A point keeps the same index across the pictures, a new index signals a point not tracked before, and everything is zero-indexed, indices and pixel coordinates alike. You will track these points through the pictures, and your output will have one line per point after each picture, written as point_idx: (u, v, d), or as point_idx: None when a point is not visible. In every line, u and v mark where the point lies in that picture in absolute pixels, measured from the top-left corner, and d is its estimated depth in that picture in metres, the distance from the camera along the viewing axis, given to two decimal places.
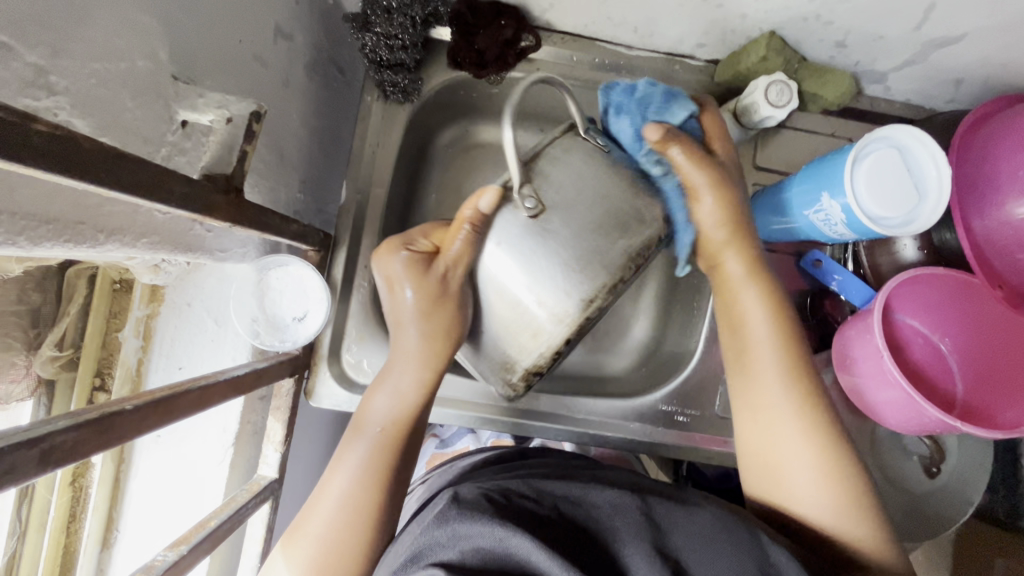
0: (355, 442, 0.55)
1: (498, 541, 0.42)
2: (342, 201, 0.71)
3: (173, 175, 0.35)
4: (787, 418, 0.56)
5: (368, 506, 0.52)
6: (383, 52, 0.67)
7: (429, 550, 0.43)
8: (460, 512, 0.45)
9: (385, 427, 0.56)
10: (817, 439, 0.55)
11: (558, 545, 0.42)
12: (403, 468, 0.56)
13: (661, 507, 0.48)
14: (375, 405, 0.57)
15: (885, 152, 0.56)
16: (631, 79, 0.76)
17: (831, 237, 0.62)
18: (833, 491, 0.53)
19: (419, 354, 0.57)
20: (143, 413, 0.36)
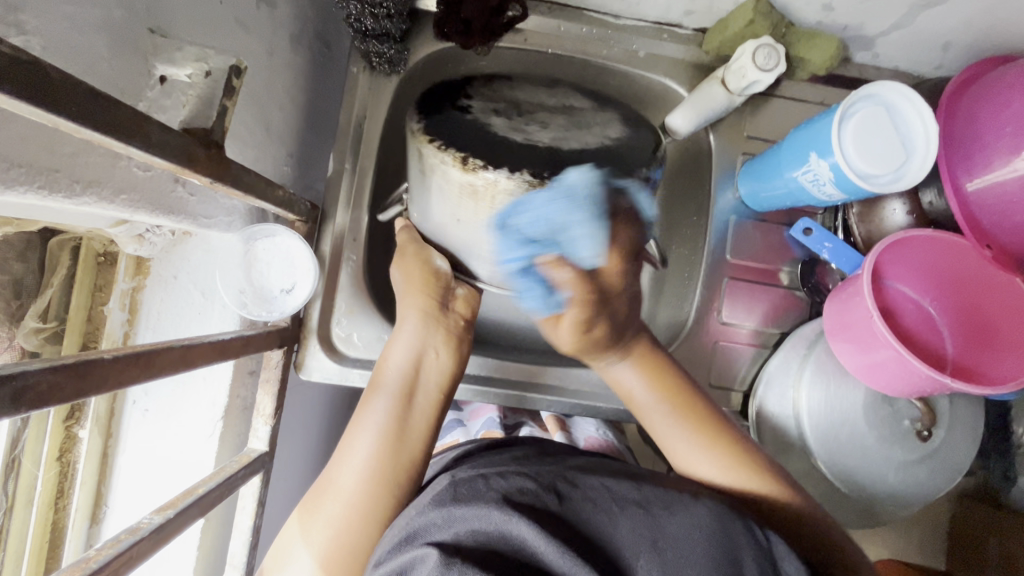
0: (375, 398, 0.58)
1: (493, 524, 0.42)
2: (330, 174, 0.71)
3: (149, 119, 0.34)
4: (661, 412, 0.60)
5: (375, 470, 0.53)
6: (368, 21, 0.66)
7: (426, 531, 0.44)
8: (457, 499, 0.46)
9: (404, 378, 0.59)
10: (686, 402, 0.60)
11: (553, 528, 0.42)
12: (422, 425, 0.57)
13: (657, 493, 0.48)
14: (393, 359, 0.60)
15: (870, 110, 0.56)
16: (619, 49, 0.75)
17: (820, 199, 0.62)
18: (718, 453, 0.56)
19: (415, 308, 0.62)
20: (124, 364, 0.36)
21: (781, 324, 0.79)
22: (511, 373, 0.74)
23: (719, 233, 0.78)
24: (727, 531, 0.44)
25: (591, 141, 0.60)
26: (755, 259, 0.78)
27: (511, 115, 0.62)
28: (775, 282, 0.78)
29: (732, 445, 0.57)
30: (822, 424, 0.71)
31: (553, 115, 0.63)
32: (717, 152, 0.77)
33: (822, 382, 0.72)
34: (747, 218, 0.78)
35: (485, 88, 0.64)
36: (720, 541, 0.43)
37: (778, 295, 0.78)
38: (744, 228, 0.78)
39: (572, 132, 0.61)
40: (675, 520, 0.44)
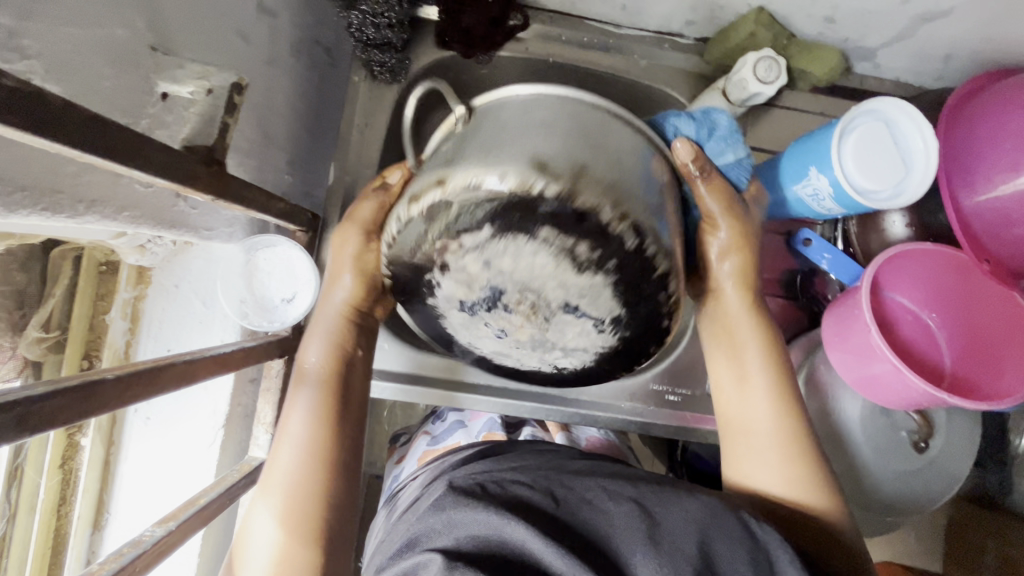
0: (299, 392, 0.53)
1: (492, 528, 0.42)
2: (331, 183, 0.71)
3: (151, 141, 0.34)
4: (767, 405, 0.57)
5: (314, 458, 0.50)
6: (369, 31, 0.66)
7: (425, 536, 0.44)
8: (456, 504, 0.46)
9: (325, 372, 0.54)
10: (784, 411, 0.57)
11: (552, 530, 0.42)
12: (350, 414, 0.54)
13: (651, 488, 0.48)
14: (309, 352, 0.55)
15: (870, 126, 0.56)
16: (620, 59, 0.75)
17: (819, 213, 0.62)
18: (789, 457, 0.55)
19: (332, 313, 0.56)
20: (125, 383, 0.36)
21: (781, 334, 0.79)
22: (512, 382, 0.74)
23: None
24: (720, 525, 0.45)
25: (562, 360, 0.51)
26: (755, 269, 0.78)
27: (479, 310, 0.47)
28: (775, 292, 0.78)
29: (808, 451, 0.55)
30: (819, 433, 0.72)
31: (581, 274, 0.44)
32: None
33: (821, 391, 0.73)
34: None
35: (458, 259, 0.43)
36: (718, 536, 0.43)
37: (778, 304, 0.78)
38: None
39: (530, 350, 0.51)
40: (669, 516, 0.44)
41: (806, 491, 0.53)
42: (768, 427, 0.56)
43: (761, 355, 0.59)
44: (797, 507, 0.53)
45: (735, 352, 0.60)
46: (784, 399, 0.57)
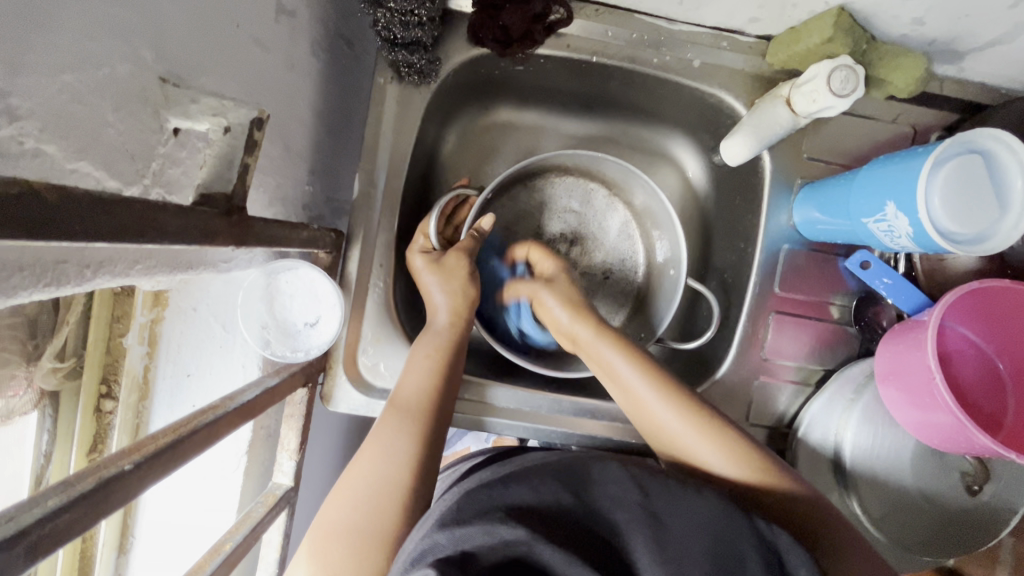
0: (389, 417, 0.59)
1: (499, 536, 0.39)
2: (356, 194, 0.66)
3: (165, 207, 0.30)
4: (651, 395, 0.58)
5: (396, 480, 0.54)
6: (397, 30, 0.60)
7: (430, 550, 0.39)
8: (458, 517, 0.42)
9: (415, 404, 0.60)
10: (672, 395, 0.57)
11: (563, 540, 0.39)
12: (437, 443, 0.59)
13: (654, 482, 0.45)
14: (407, 380, 0.62)
15: (962, 160, 0.50)
16: (671, 58, 0.68)
17: (892, 248, 0.56)
18: (719, 437, 0.54)
19: (432, 342, 0.65)
20: (148, 467, 0.33)
21: (827, 361, 0.73)
22: (541, 405, 0.72)
23: (769, 255, 0.72)
24: (738, 529, 0.42)
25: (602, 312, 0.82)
26: (804, 289, 0.72)
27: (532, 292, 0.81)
28: (825, 316, 0.73)
29: (726, 429, 0.55)
30: (865, 469, 0.67)
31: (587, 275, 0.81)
32: (774, 172, 0.71)
33: (871, 425, 0.68)
34: (800, 245, 0.72)
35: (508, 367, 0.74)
36: (717, 531, 0.41)
37: (826, 329, 0.73)
38: (796, 256, 0.72)
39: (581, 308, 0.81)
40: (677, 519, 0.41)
41: (756, 468, 0.53)
42: (662, 411, 0.57)
43: (633, 364, 0.60)
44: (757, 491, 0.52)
45: (608, 373, 0.62)
46: (673, 392, 0.58)
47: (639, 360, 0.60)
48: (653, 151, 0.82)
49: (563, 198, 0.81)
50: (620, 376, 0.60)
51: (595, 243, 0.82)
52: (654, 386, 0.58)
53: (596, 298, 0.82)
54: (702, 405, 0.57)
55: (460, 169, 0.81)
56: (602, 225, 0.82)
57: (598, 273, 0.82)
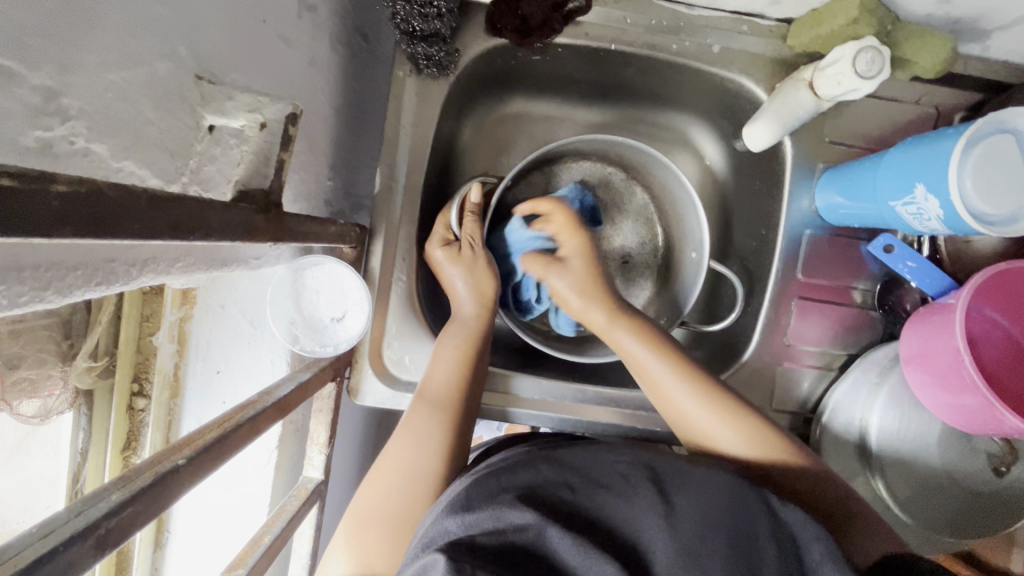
0: (418, 408, 0.59)
1: (505, 521, 0.39)
2: (377, 189, 0.66)
3: (211, 203, 0.30)
4: (661, 367, 0.58)
5: (427, 470, 0.55)
6: (416, 21, 0.60)
7: (439, 535, 0.40)
8: (468, 501, 0.42)
9: (444, 394, 0.60)
10: (682, 369, 0.57)
11: (574, 526, 0.39)
12: (462, 431, 0.60)
13: (662, 465, 0.46)
14: (435, 371, 0.62)
15: (996, 140, 0.49)
16: (690, 44, 0.68)
17: (920, 231, 0.56)
18: (735, 414, 0.55)
19: (461, 333, 0.65)
20: (199, 461, 0.34)
21: (852, 345, 0.73)
22: (565, 395, 0.72)
23: (792, 241, 0.72)
24: (742, 503, 0.42)
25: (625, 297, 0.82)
26: (827, 275, 0.72)
27: None
28: (848, 301, 0.72)
29: (745, 409, 0.55)
30: (891, 454, 0.67)
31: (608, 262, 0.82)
32: (795, 157, 0.70)
33: (896, 410, 0.67)
34: (822, 231, 0.72)
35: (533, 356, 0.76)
36: (732, 514, 0.40)
37: (849, 313, 0.72)
38: (819, 242, 0.72)
39: None
40: (687, 498, 0.41)
41: (767, 444, 0.53)
42: (677, 384, 0.57)
43: (659, 354, 0.58)
44: (776, 468, 0.52)
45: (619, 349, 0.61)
46: (687, 367, 0.57)
47: (648, 337, 0.60)
48: (671, 139, 0.82)
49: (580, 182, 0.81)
50: (637, 360, 0.59)
51: (614, 228, 0.82)
52: (674, 369, 0.57)
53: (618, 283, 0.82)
54: (721, 388, 0.56)
55: (477, 162, 0.81)
56: (619, 209, 0.82)
57: (618, 258, 0.82)
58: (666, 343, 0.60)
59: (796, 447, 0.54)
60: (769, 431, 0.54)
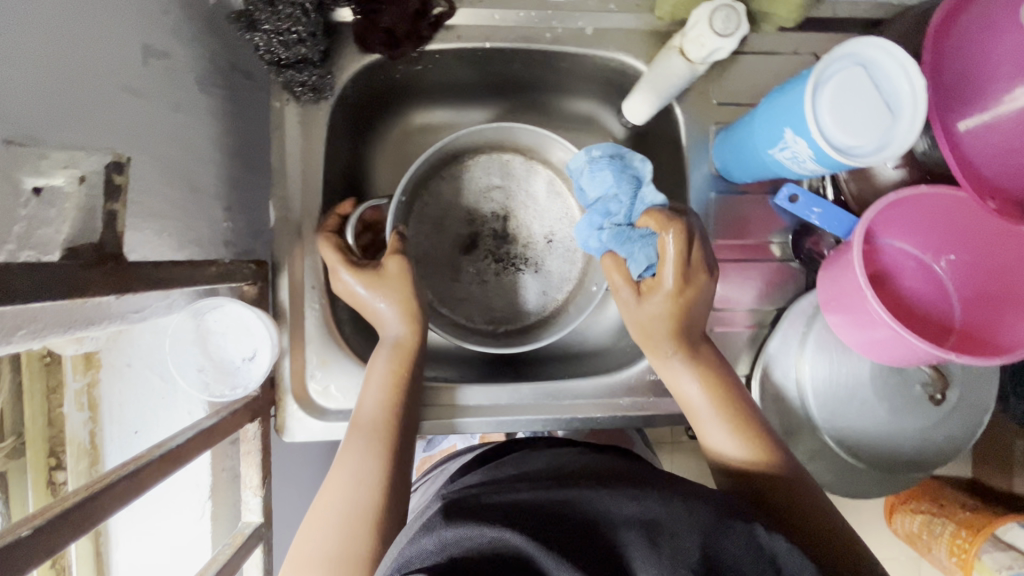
0: (353, 440, 0.59)
1: (491, 539, 0.38)
2: (275, 223, 0.66)
3: (7, 266, 0.30)
4: (690, 381, 0.61)
5: (366, 499, 0.55)
6: (279, 50, 0.60)
7: (415, 559, 0.39)
8: (445, 517, 0.41)
9: (376, 422, 0.60)
10: (709, 379, 0.61)
11: (559, 541, 0.38)
12: (401, 454, 0.59)
13: (646, 485, 0.45)
14: (366, 398, 0.61)
15: (848, 74, 0.49)
16: (564, 29, 0.68)
17: (803, 174, 0.57)
18: (736, 425, 0.58)
19: (392, 357, 0.64)
20: (53, 527, 0.33)
21: (778, 300, 0.73)
22: (503, 396, 0.72)
23: (699, 206, 0.72)
24: (724, 523, 0.41)
25: (557, 271, 0.87)
26: (741, 234, 0.72)
27: (488, 273, 0.86)
28: (766, 256, 0.73)
29: (748, 419, 0.58)
30: (828, 400, 0.67)
31: (532, 244, 0.86)
32: (688, 124, 0.71)
33: (826, 355, 0.67)
34: (728, 192, 0.72)
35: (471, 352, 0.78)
36: (714, 528, 0.40)
37: (770, 268, 0.73)
38: (727, 203, 0.72)
39: (536, 275, 0.86)
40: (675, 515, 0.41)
41: (770, 457, 0.56)
42: (694, 391, 0.61)
43: (692, 368, 0.62)
44: (755, 473, 0.55)
45: (660, 364, 0.64)
46: (709, 377, 0.61)
47: (692, 353, 0.62)
48: (576, 125, 0.83)
49: (483, 177, 0.85)
50: (675, 378, 0.63)
51: (526, 212, 0.86)
52: (707, 393, 0.60)
53: (547, 263, 0.86)
54: (740, 403, 0.60)
55: (388, 180, 0.82)
56: (527, 192, 0.86)
57: (540, 239, 0.86)
58: (706, 366, 0.62)
59: (779, 459, 0.56)
60: (767, 441, 0.57)
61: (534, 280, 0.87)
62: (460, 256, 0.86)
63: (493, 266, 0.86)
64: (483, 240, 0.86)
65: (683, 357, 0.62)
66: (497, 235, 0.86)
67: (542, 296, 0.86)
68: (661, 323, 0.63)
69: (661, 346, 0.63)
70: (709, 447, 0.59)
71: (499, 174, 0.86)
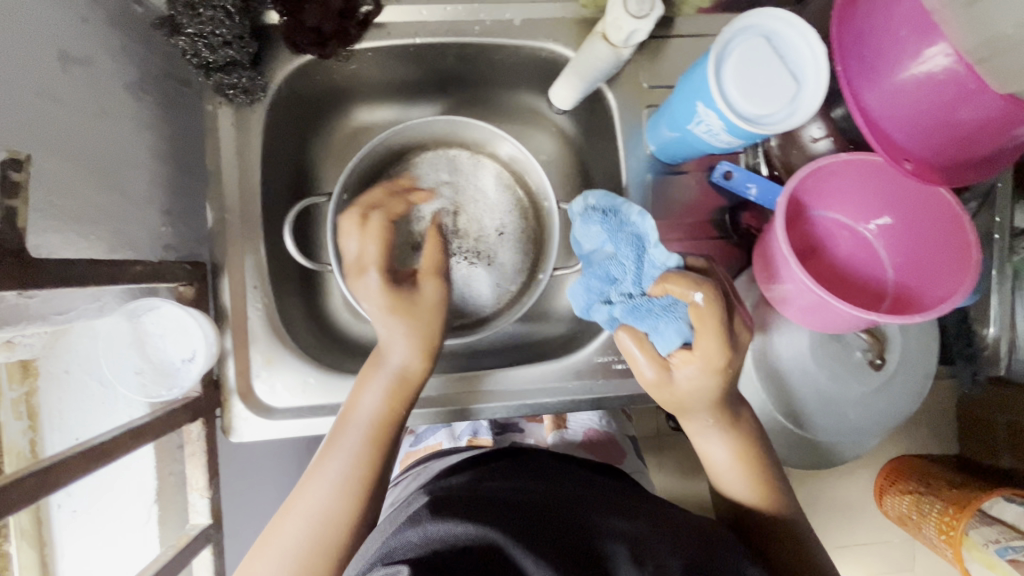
0: (343, 437, 0.60)
1: (468, 533, 0.45)
2: (212, 225, 0.66)
3: None
4: (718, 443, 0.62)
5: (344, 504, 0.57)
6: (206, 53, 0.61)
7: (398, 549, 0.45)
8: (429, 516, 0.48)
9: (369, 425, 0.61)
10: (740, 445, 0.62)
11: (532, 540, 0.45)
12: (384, 466, 0.61)
13: (643, 521, 0.52)
14: (362, 402, 0.62)
15: (748, 46, 0.51)
16: (491, 22, 0.70)
17: (721, 148, 0.58)
18: (756, 478, 0.62)
19: (397, 380, 0.63)
20: None
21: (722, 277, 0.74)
22: (454, 387, 0.73)
23: (637, 189, 0.73)
24: (710, 555, 0.48)
25: (510, 264, 0.87)
26: (680, 215, 0.73)
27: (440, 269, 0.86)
28: (707, 235, 0.74)
29: (766, 470, 0.63)
30: (772, 371, 0.68)
31: (484, 238, 0.87)
32: (620, 108, 0.72)
33: (766, 327, 0.68)
34: (664, 173, 0.73)
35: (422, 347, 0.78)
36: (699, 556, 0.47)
37: (711, 246, 0.74)
38: (664, 185, 0.73)
39: (489, 269, 0.87)
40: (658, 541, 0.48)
41: (771, 499, 0.62)
42: (723, 455, 0.62)
43: (723, 431, 0.62)
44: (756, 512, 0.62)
45: (693, 428, 0.62)
46: (740, 442, 0.62)
47: (730, 423, 0.61)
48: (519, 117, 0.84)
49: (432, 173, 0.86)
50: (702, 438, 0.63)
51: (476, 206, 0.87)
52: (731, 445, 0.62)
53: (499, 256, 0.87)
54: (761, 459, 0.63)
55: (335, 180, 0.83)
56: (476, 186, 0.87)
57: (491, 233, 0.87)
58: (738, 425, 0.62)
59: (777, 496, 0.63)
60: (772, 483, 0.63)
61: (487, 274, 0.87)
62: (413, 253, 0.86)
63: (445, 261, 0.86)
64: (434, 237, 0.86)
65: (719, 427, 0.61)
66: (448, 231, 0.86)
67: (495, 289, 0.87)
68: (705, 404, 0.59)
69: (694, 410, 0.60)
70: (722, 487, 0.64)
71: (447, 169, 0.86)
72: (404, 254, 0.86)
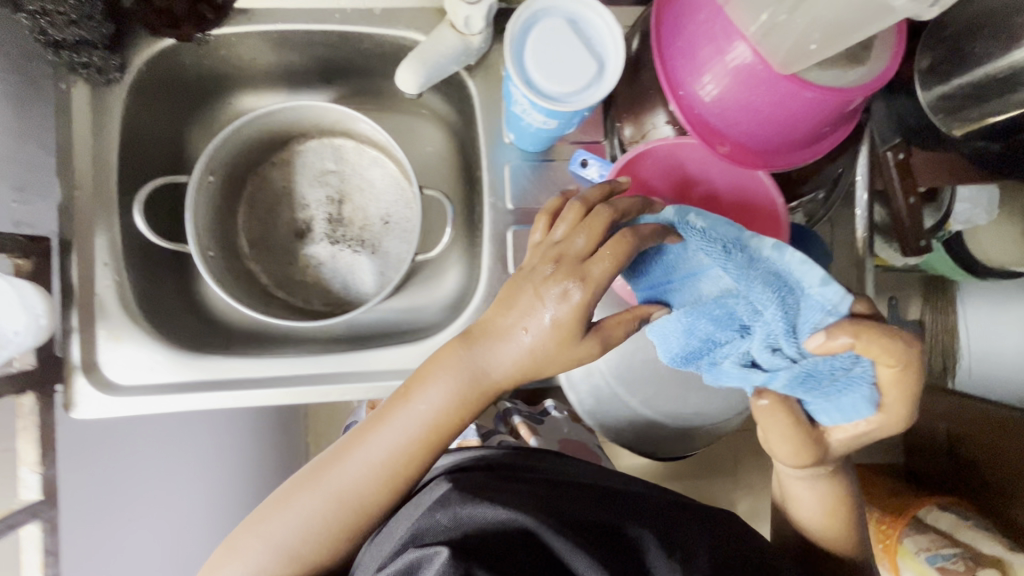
0: (383, 427, 0.53)
1: (508, 519, 0.47)
2: (61, 201, 0.67)
3: None
4: (817, 486, 0.55)
5: (359, 501, 0.53)
6: (53, 31, 0.61)
7: (429, 530, 0.47)
8: (460, 497, 0.49)
9: (421, 432, 0.52)
10: (839, 489, 0.55)
11: (567, 529, 0.47)
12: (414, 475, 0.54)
13: (659, 512, 0.53)
14: (427, 398, 0.52)
15: (545, 25, 0.52)
16: (351, 10, 0.71)
17: (542, 131, 0.58)
18: (841, 522, 0.56)
19: (467, 395, 0.52)
20: None
21: None
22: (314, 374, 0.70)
23: (497, 176, 0.74)
24: (725, 550, 0.50)
25: (394, 253, 0.87)
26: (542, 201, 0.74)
27: (324, 258, 0.87)
28: None
29: (851, 511, 0.56)
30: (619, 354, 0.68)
31: (369, 227, 0.87)
32: (481, 96, 0.74)
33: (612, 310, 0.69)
34: (526, 161, 0.74)
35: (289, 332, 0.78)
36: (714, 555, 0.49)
37: None
38: (525, 173, 0.74)
39: (374, 257, 0.87)
40: (684, 540, 0.50)
41: (845, 540, 0.57)
42: (818, 498, 0.55)
43: (824, 475, 0.54)
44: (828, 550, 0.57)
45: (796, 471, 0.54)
46: (837, 487, 0.55)
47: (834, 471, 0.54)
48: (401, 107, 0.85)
49: (318, 162, 0.87)
50: (794, 479, 0.55)
51: (361, 196, 0.87)
52: (823, 496, 0.55)
53: (384, 245, 0.87)
54: (852, 504, 0.56)
55: None
56: (361, 176, 0.88)
57: (376, 221, 0.87)
58: (836, 476, 0.55)
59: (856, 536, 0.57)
60: (853, 523, 0.57)
61: (370, 263, 0.87)
62: (297, 240, 0.87)
63: (328, 250, 0.87)
64: (317, 226, 0.87)
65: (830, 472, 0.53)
66: (331, 220, 0.87)
67: (379, 277, 0.86)
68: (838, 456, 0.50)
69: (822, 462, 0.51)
70: (796, 521, 0.58)
71: (331, 158, 0.88)
72: (288, 242, 0.87)
